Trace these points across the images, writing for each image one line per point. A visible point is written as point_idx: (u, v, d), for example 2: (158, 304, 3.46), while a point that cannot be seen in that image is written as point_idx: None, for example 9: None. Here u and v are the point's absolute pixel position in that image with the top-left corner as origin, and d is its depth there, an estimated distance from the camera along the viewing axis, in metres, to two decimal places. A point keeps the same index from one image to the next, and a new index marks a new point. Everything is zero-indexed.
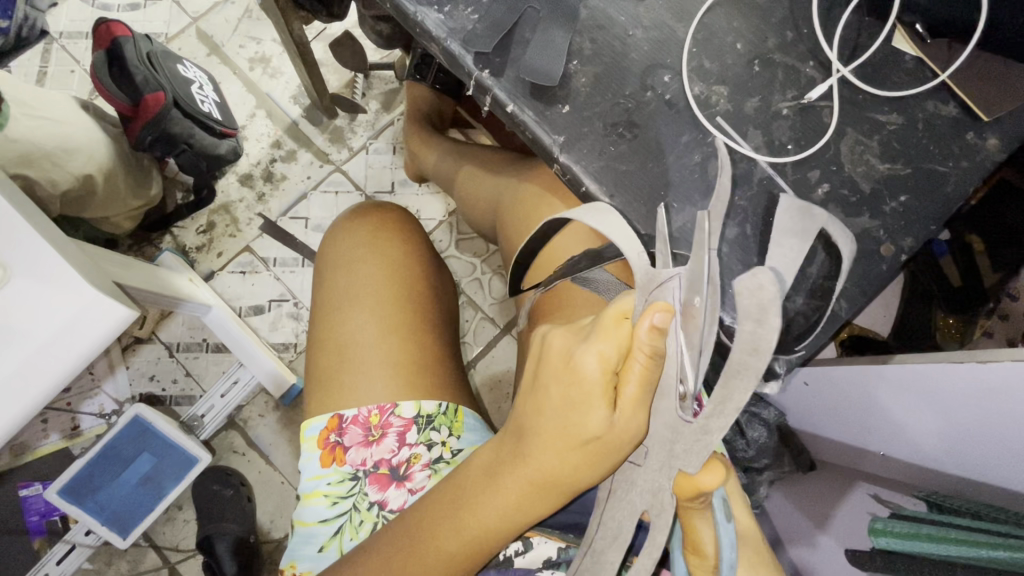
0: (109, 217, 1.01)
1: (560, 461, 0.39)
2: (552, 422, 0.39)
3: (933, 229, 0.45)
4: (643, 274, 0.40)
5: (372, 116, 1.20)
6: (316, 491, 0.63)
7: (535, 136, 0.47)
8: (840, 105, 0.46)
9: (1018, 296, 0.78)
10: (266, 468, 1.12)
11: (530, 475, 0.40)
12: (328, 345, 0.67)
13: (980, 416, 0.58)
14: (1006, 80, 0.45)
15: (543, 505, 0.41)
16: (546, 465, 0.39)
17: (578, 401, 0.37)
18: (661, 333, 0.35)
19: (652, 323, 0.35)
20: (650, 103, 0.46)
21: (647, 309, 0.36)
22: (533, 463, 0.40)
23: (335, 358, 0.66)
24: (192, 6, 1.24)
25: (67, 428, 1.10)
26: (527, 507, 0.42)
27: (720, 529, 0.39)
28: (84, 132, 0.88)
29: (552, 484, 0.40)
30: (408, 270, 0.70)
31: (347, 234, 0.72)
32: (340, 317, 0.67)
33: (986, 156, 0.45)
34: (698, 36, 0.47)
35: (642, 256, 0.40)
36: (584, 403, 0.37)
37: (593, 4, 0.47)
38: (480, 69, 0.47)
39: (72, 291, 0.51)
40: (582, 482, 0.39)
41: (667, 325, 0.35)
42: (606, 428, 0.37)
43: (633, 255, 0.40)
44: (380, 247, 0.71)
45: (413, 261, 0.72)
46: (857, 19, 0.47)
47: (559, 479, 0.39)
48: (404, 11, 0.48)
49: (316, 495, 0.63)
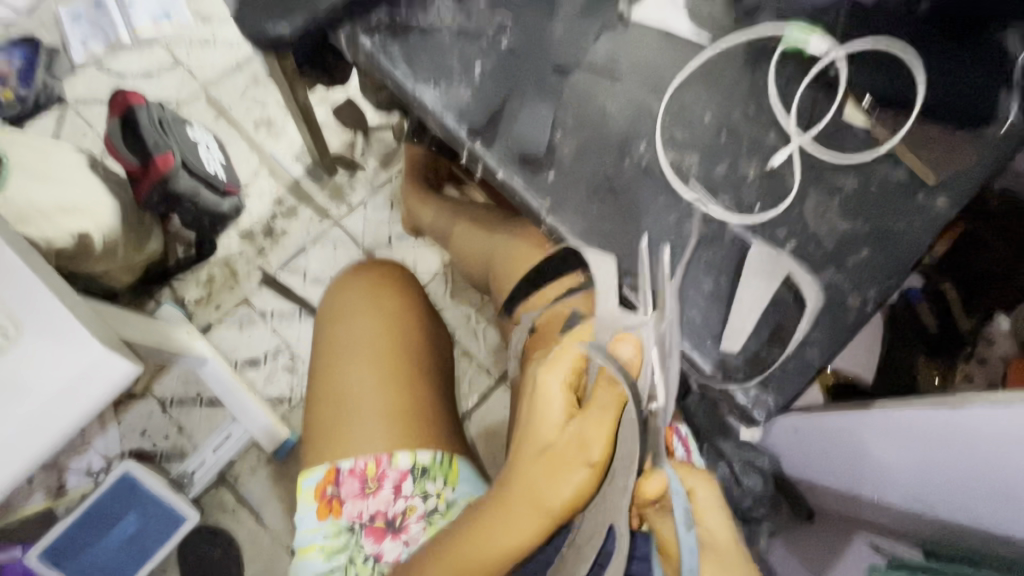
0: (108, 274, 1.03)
1: (528, 473, 0.44)
2: (522, 434, 0.47)
3: (894, 280, 0.48)
4: (611, 313, 0.46)
5: (371, 173, 1.25)
6: (311, 545, 0.63)
7: (524, 200, 0.51)
8: (801, 170, 0.50)
9: (993, 341, 0.84)
10: (256, 526, 1.09)
11: (509, 492, 0.46)
12: (325, 396, 0.68)
13: (964, 462, 0.59)
14: (947, 146, 0.50)
15: (524, 530, 0.44)
16: (519, 479, 0.45)
17: (541, 412, 0.45)
18: (625, 358, 0.42)
19: (620, 352, 0.43)
20: (628, 169, 0.51)
21: (618, 340, 0.43)
22: (511, 479, 0.46)
23: (332, 409, 0.67)
24: (203, 74, 1.32)
25: (52, 486, 1.09)
26: (508, 532, 0.45)
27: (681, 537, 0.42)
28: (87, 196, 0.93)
29: (526, 501, 0.44)
30: (406, 320, 0.73)
31: (350, 284, 0.75)
32: (339, 368, 0.69)
33: (937, 213, 0.49)
34: (671, 109, 0.52)
35: (610, 296, 0.46)
36: (544, 414, 0.45)
37: (575, 82, 0.52)
38: (473, 141, 0.52)
39: (80, 349, 0.53)
40: (551, 500, 0.43)
41: (634, 355, 0.42)
42: (559, 431, 0.44)
43: (602, 294, 0.46)
44: (381, 296, 0.73)
45: (411, 313, 0.74)
46: (812, 93, 0.52)
47: (530, 494, 0.44)
48: (404, 89, 0.53)
49: (310, 549, 0.63)
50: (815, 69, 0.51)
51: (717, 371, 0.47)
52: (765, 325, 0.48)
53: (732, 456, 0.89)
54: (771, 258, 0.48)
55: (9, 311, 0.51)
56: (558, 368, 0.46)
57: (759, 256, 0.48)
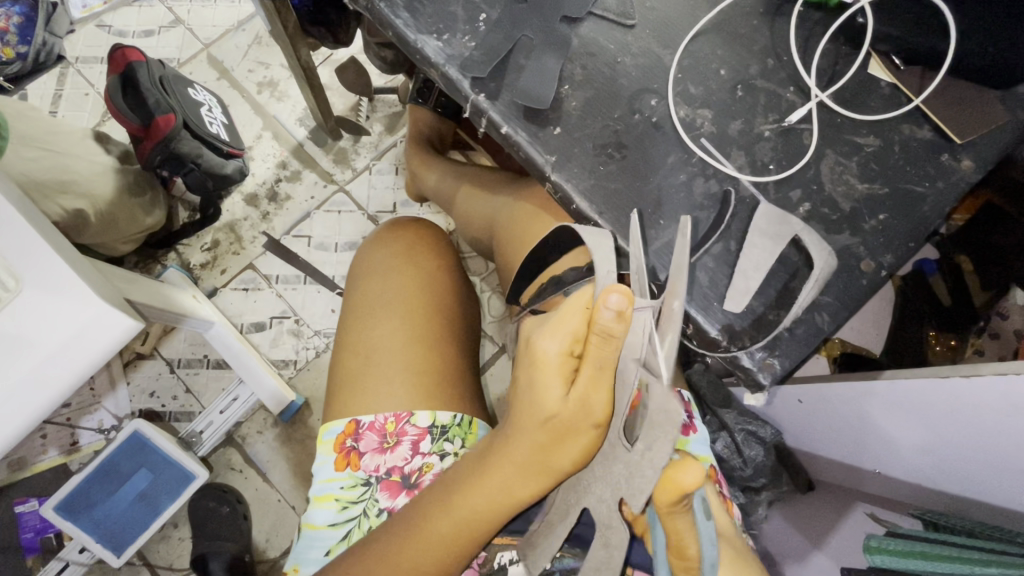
0: (106, 244, 1.04)
1: (529, 443, 0.43)
2: (520, 404, 0.43)
3: (912, 246, 0.47)
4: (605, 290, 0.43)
5: (376, 137, 1.23)
6: (327, 495, 0.64)
7: (528, 156, 0.49)
8: (819, 128, 0.48)
9: (1006, 315, 0.78)
10: (263, 486, 1.12)
11: (506, 457, 0.44)
12: (352, 347, 0.68)
13: (972, 434, 0.57)
14: (975, 105, 0.48)
15: (529, 482, 0.44)
16: (519, 446, 0.43)
17: (542, 382, 0.41)
18: (615, 309, 0.39)
19: (609, 305, 0.39)
20: (637, 126, 0.49)
21: (605, 290, 0.40)
22: (510, 446, 0.44)
23: (358, 361, 0.67)
24: (204, 32, 1.29)
25: (65, 443, 1.11)
26: (509, 493, 0.45)
27: (700, 529, 0.41)
28: (82, 163, 0.93)
29: (527, 467, 0.44)
30: (441, 282, 0.73)
31: (387, 241, 0.75)
32: (369, 320, 0.68)
33: (961, 176, 0.47)
34: (684, 62, 0.49)
35: (611, 275, 0.44)
36: (543, 383, 0.41)
37: (584, 33, 0.50)
38: (477, 93, 0.49)
39: (79, 304, 0.52)
40: (556, 466, 0.43)
41: (625, 305, 0.39)
42: (561, 406, 0.40)
43: (602, 273, 0.44)
44: (417, 255, 0.73)
45: (443, 278, 0.73)
46: (834, 47, 0.49)
47: (530, 461, 0.43)
48: (406, 39, 0.51)
49: (327, 499, 0.64)
50: (839, 21, 0.48)
51: (723, 335, 0.46)
52: (774, 290, 0.46)
53: (733, 426, 0.89)
54: (785, 222, 0.46)
55: (7, 264, 0.50)
56: (561, 332, 0.41)
57: (765, 217, 0.46)
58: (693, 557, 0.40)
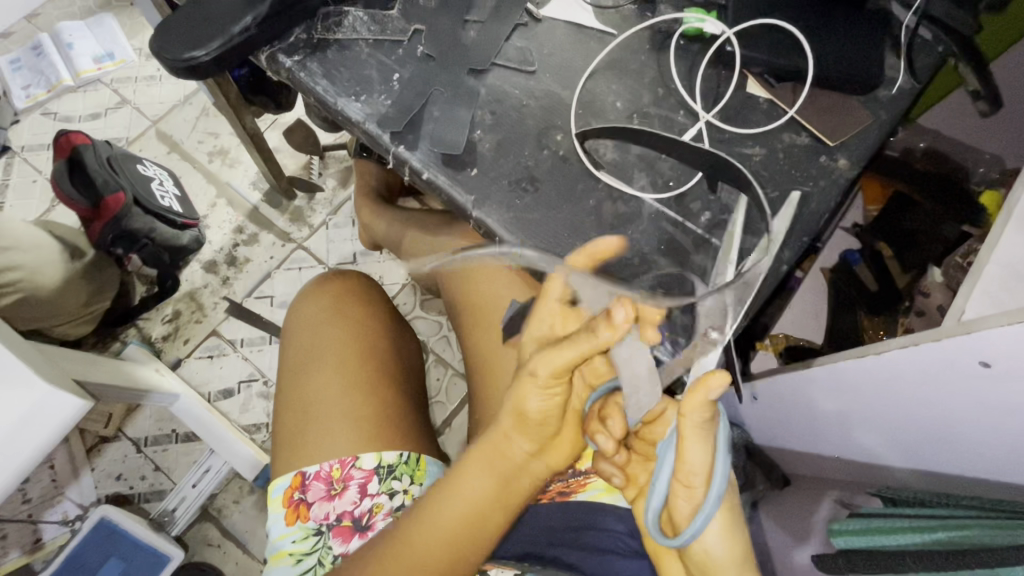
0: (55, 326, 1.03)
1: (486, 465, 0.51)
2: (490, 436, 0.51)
3: (806, 240, 0.51)
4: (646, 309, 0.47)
5: (330, 193, 1.26)
6: (281, 552, 0.65)
7: (451, 198, 0.52)
8: (710, 144, 0.53)
9: (928, 293, 0.81)
10: (244, 558, 1.08)
11: (464, 481, 0.51)
12: (292, 406, 0.69)
13: (901, 406, 0.59)
14: (842, 111, 0.54)
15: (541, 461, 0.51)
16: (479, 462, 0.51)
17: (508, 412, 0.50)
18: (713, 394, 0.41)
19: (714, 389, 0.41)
20: (547, 160, 0.53)
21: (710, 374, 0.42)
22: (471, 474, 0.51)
23: (298, 417, 0.68)
24: (151, 110, 1.32)
25: (26, 543, 1.03)
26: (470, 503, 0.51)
27: (717, 458, 0.43)
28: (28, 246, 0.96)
29: (487, 487, 0.51)
30: (374, 326, 0.74)
31: (317, 294, 0.76)
32: (306, 376, 0.70)
33: (840, 174, 0.52)
34: (583, 99, 0.54)
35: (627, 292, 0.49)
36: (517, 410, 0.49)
37: (491, 82, 0.55)
38: (397, 146, 0.53)
39: (24, 389, 0.52)
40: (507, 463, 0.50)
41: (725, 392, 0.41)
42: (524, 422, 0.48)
43: None
44: (346, 305, 0.75)
45: (375, 321, 0.75)
46: (715, 73, 0.55)
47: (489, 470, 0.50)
48: (327, 103, 0.55)
49: (281, 556, 0.65)
50: (711, 50, 0.54)
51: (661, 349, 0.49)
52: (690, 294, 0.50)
53: None
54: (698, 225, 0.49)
55: None
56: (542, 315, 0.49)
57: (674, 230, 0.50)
58: (697, 485, 0.43)
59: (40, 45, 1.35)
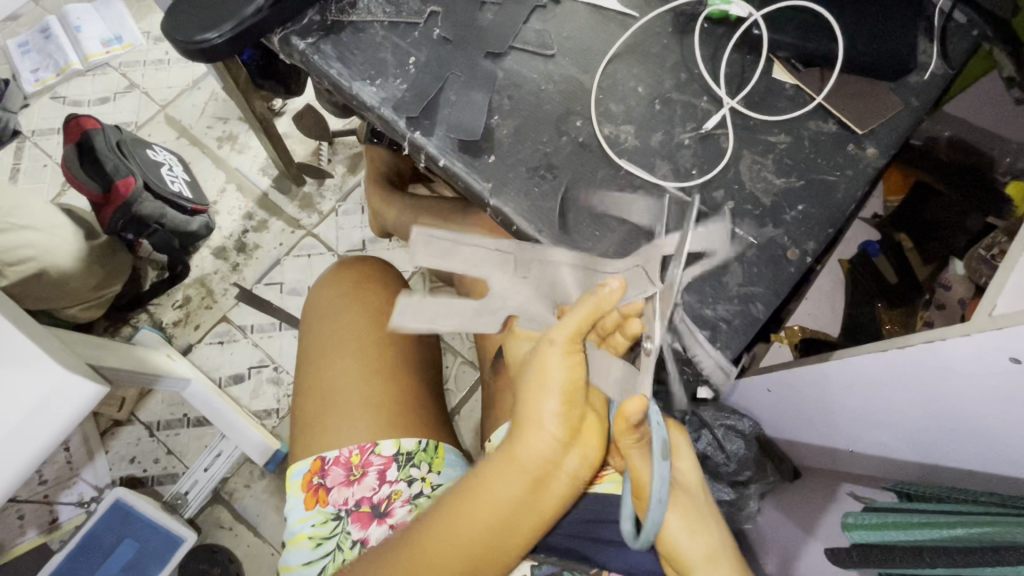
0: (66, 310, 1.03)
1: (505, 477, 0.43)
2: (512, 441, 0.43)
3: (831, 231, 0.50)
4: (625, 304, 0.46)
5: (339, 179, 1.25)
6: (300, 535, 0.65)
7: (467, 185, 0.51)
8: (734, 131, 0.52)
9: (949, 287, 0.80)
10: (255, 541, 1.09)
11: (485, 493, 0.44)
12: (310, 392, 0.69)
13: (923, 400, 0.58)
14: (871, 97, 0.52)
15: (577, 459, 0.43)
16: (497, 475, 0.43)
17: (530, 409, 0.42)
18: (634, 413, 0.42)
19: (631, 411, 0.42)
20: (566, 146, 0.52)
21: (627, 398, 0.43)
22: (492, 485, 0.43)
23: (316, 403, 0.68)
24: (160, 94, 1.31)
25: (44, 521, 1.06)
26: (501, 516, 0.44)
27: (655, 467, 0.42)
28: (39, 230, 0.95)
29: (514, 504, 0.43)
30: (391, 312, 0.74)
31: (335, 280, 0.76)
32: (323, 362, 0.70)
33: (868, 163, 0.51)
34: (603, 84, 0.53)
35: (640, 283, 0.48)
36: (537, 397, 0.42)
37: (508, 66, 0.53)
38: (412, 131, 0.52)
39: (41, 374, 0.52)
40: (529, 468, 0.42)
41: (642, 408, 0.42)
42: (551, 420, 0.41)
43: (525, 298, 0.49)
44: (364, 290, 0.74)
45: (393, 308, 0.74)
46: (739, 57, 0.54)
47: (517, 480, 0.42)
48: (341, 86, 0.53)
49: (300, 539, 0.65)
50: (737, 33, 0.53)
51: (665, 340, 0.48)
52: (711, 285, 0.49)
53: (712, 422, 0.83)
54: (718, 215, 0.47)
55: None
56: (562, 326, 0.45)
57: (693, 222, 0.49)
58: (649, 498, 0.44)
59: (49, 28, 1.34)
